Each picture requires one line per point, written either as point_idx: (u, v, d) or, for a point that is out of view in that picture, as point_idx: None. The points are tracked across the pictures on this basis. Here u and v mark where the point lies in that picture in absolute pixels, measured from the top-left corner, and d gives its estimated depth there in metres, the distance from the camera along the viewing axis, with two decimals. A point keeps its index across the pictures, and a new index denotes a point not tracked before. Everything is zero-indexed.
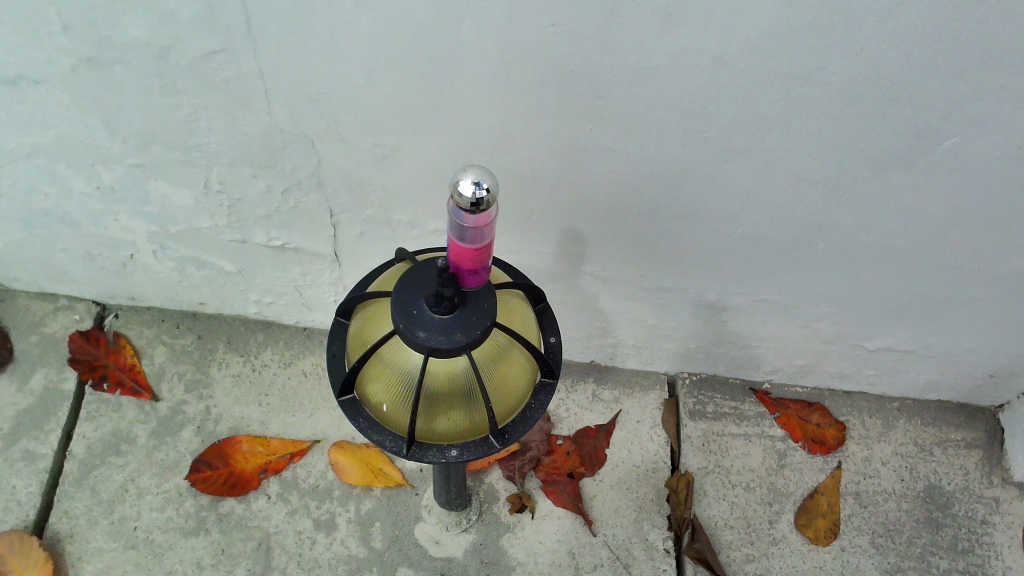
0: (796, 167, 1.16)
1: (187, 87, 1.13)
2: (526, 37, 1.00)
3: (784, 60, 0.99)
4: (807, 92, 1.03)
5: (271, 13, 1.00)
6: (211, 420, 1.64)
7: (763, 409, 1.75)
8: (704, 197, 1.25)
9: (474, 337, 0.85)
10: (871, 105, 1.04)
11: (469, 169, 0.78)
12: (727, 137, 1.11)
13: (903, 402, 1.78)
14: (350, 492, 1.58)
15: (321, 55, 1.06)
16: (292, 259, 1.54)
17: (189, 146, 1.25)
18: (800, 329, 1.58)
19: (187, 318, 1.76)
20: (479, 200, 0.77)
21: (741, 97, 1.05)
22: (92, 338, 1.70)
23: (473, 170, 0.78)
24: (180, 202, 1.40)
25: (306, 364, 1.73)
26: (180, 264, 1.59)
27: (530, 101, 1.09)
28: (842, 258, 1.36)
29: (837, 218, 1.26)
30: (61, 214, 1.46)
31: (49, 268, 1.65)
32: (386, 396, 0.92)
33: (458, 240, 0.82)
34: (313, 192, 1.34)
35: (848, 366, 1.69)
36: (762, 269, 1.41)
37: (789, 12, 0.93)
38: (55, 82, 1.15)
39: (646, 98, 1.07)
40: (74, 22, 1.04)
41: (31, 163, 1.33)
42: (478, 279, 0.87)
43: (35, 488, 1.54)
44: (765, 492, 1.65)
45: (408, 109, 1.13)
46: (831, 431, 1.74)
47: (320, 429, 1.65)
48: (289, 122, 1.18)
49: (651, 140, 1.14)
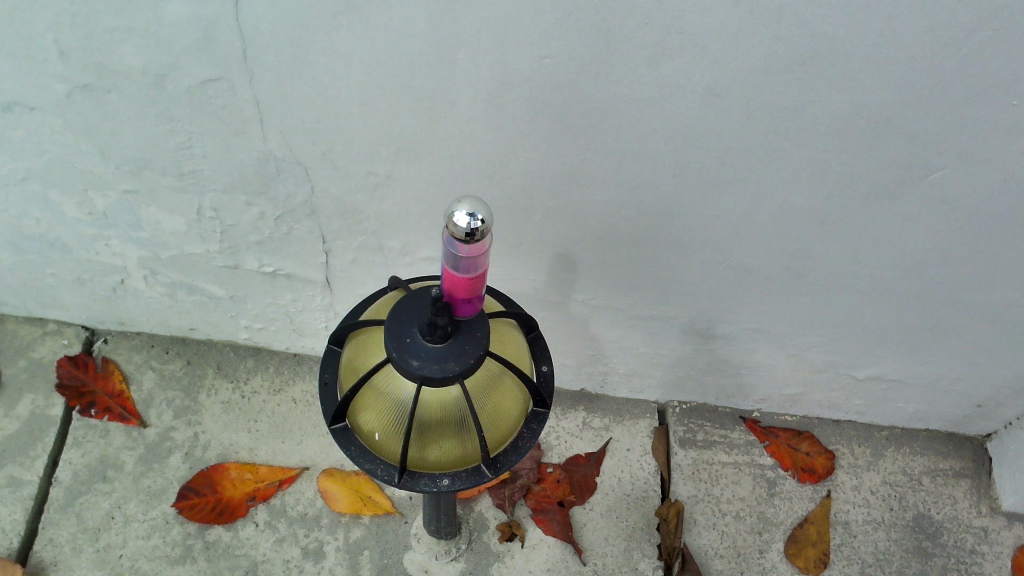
0: (785, 197, 1.18)
1: (183, 113, 1.14)
2: (520, 69, 1.02)
3: (774, 92, 1.01)
4: (797, 123, 1.05)
5: (269, 41, 1.01)
6: (199, 446, 1.62)
7: (753, 437, 1.75)
8: (693, 225, 1.26)
9: (467, 365, 0.85)
10: (859, 137, 1.06)
11: (464, 200, 0.78)
12: (717, 167, 1.13)
13: (892, 431, 1.78)
14: (338, 519, 1.56)
15: (317, 83, 1.07)
16: (284, 286, 1.54)
17: (183, 172, 1.25)
18: (790, 358, 1.59)
19: (176, 344, 1.75)
20: (473, 231, 0.77)
21: (730, 128, 1.06)
22: (80, 363, 1.68)
23: (468, 201, 0.78)
24: (172, 227, 1.39)
25: (295, 391, 1.72)
26: (170, 289, 1.58)
27: (525, 130, 1.11)
28: (832, 286, 1.37)
29: (825, 247, 1.27)
30: (53, 238, 1.45)
31: (39, 293, 1.64)
32: (378, 426, 0.92)
33: (452, 268, 0.82)
34: (306, 219, 1.34)
35: (837, 396, 1.70)
36: (753, 297, 1.42)
37: (776, 46, 0.95)
38: (51, 108, 1.15)
39: (637, 129, 1.08)
40: (71, 48, 1.05)
41: (24, 188, 1.33)
42: (472, 308, 0.88)
43: (19, 515, 1.51)
44: (756, 521, 1.64)
45: (404, 138, 1.14)
46: (820, 460, 1.73)
47: (309, 456, 1.63)
48: (284, 149, 1.19)
49: (642, 169, 1.16)
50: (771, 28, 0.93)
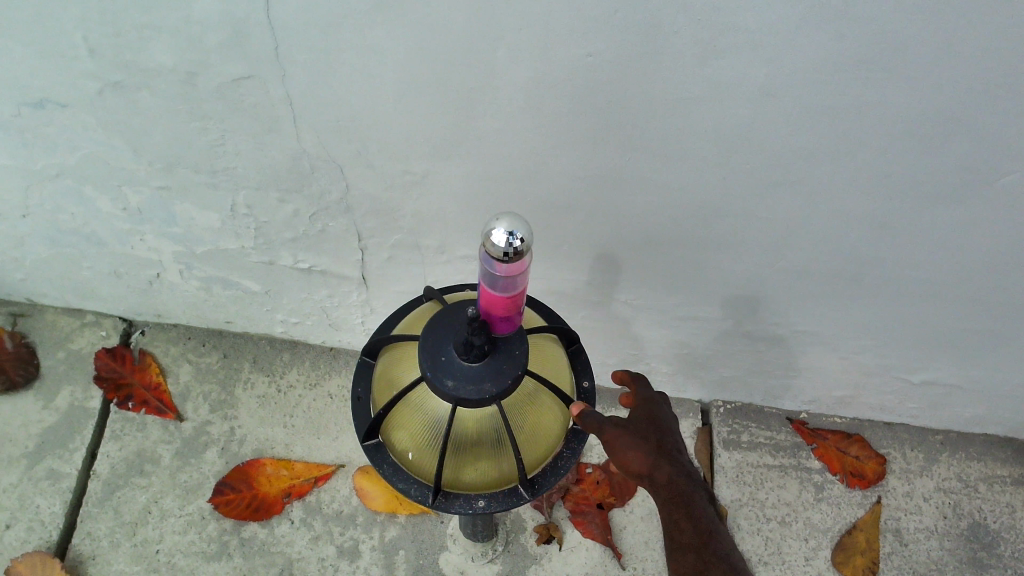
0: (842, 200, 1.11)
1: (215, 111, 1.11)
2: (563, 68, 0.96)
3: (834, 93, 0.94)
4: (858, 125, 0.98)
5: (301, 40, 0.97)
6: (235, 441, 1.61)
7: (800, 439, 1.69)
8: (742, 228, 1.20)
9: (505, 387, 0.80)
10: (926, 140, 0.99)
11: (503, 216, 0.74)
12: (770, 169, 1.07)
13: (947, 435, 1.71)
14: (374, 518, 1.54)
15: (351, 82, 1.03)
16: (320, 282, 1.51)
17: (216, 169, 1.23)
18: (841, 361, 1.53)
19: (213, 336, 1.74)
20: (513, 248, 0.73)
21: (786, 129, 1.00)
22: (118, 356, 1.67)
23: (507, 217, 0.74)
24: (207, 223, 1.37)
25: (332, 386, 1.70)
26: (206, 283, 1.57)
27: (567, 130, 1.06)
28: (889, 290, 1.30)
29: (883, 251, 1.20)
30: (88, 232, 1.44)
31: (77, 285, 1.63)
32: (412, 445, 0.88)
33: (489, 287, 0.78)
34: (341, 217, 1.31)
35: (890, 399, 1.63)
36: (804, 299, 1.36)
37: (839, 45, 0.88)
38: (82, 106, 1.13)
39: (686, 129, 1.03)
40: (100, 47, 1.02)
41: (58, 183, 1.31)
42: (510, 326, 0.84)
43: (58, 508, 1.51)
44: (801, 527, 1.59)
45: (442, 137, 1.10)
46: (871, 465, 1.67)
47: (345, 453, 1.61)
48: (318, 147, 1.15)
49: (690, 170, 1.10)
50: (833, 26, 0.86)
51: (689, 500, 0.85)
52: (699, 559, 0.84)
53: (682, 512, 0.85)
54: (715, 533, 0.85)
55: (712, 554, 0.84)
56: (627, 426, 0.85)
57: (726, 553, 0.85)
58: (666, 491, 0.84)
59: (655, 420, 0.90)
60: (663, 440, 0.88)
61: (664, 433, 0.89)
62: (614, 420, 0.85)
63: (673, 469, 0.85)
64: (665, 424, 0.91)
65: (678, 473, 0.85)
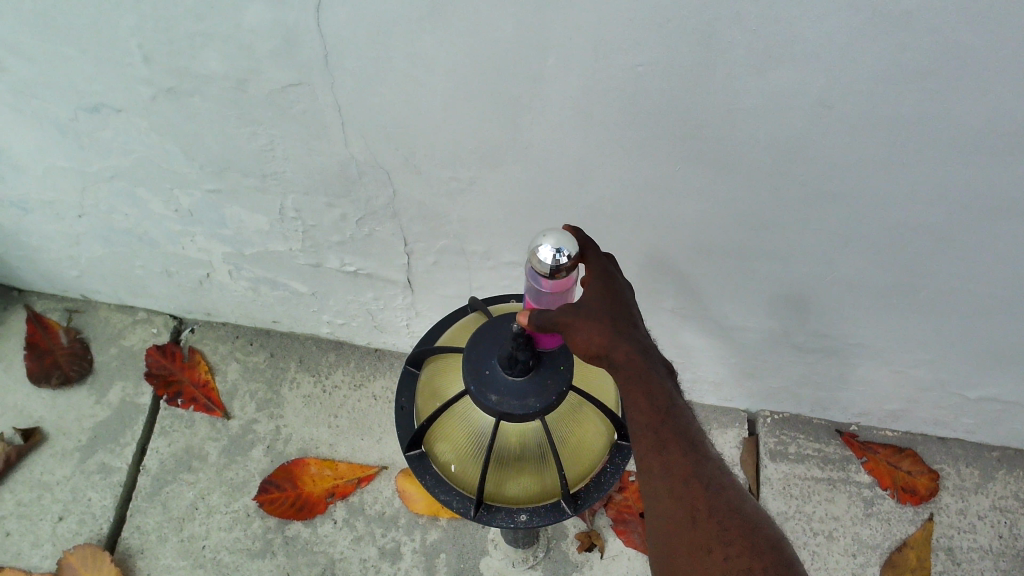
0: (899, 213, 1.08)
1: (265, 117, 1.11)
2: (614, 76, 0.95)
3: (894, 104, 0.91)
4: (919, 137, 0.95)
5: (350, 47, 0.97)
6: (280, 440, 1.63)
7: (849, 452, 1.65)
8: (794, 239, 1.18)
9: (549, 402, 0.79)
10: (991, 154, 0.95)
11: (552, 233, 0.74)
12: (824, 180, 1.04)
13: (1004, 452, 1.66)
14: (415, 520, 1.55)
15: (400, 89, 1.02)
16: (366, 285, 1.52)
17: (265, 173, 1.24)
18: (894, 374, 1.49)
19: (260, 335, 1.76)
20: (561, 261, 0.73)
21: (843, 140, 0.97)
22: (168, 353, 1.71)
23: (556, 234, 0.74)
24: (255, 226, 1.39)
25: (376, 387, 1.71)
26: (254, 284, 1.58)
27: (616, 138, 1.04)
28: (947, 304, 1.26)
29: (942, 264, 1.17)
30: (141, 233, 1.46)
31: (130, 283, 1.67)
32: (454, 457, 0.88)
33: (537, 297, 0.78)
34: (388, 222, 1.31)
35: (945, 414, 1.59)
36: (857, 311, 1.33)
37: (902, 56, 0.85)
38: (136, 111, 1.14)
39: (737, 139, 1.01)
40: (154, 54, 1.03)
41: (113, 185, 1.34)
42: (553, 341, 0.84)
43: (109, 501, 1.54)
44: (849, 542, 1.56)
45: (490, 145, 1.09)
46: (922, 481, 1.62)
47: (388, 455, 1.62)
48: (366, 153, 1.15)
49: (741, 180, 1.08)
50: (895, 37, 0.83)
51: (648, 379, 0.81)
52: (656, 438, 0.82)
53: (640, 392, 0.81)
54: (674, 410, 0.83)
55: (670, 431, 0.82)
56: (585, 309, 0.81)
57: (683, 428, 0.84)
58: (624, 371, 0.81)
59: (616, 297, 0.86)
60: (624, 322, 0.84)
61: (624, 313, 0.85)
62: (570, 303, 0.80)
63: (629, 346, 0.81)
64: (626, 302, 0.86)
65: (636, 351, 0.82)
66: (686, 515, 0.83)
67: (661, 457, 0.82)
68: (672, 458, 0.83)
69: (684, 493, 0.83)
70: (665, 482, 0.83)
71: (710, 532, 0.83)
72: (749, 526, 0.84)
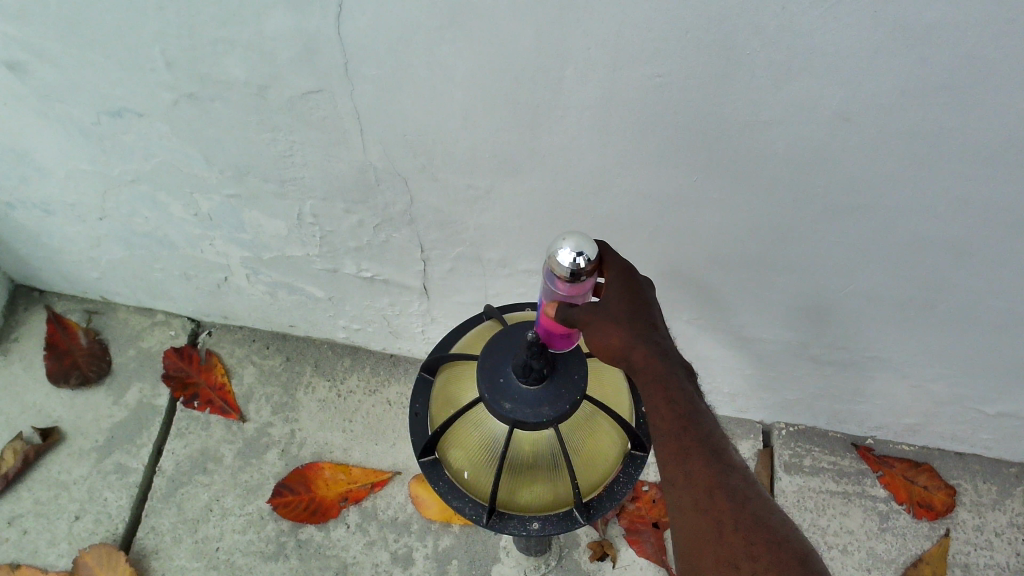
0: (917, 227, 1.08)
1: (285, 123, 1.12)
2: (633, 87, 0.95)
3: (913, 118, 0.91)
4: (938, 151, 0.95)
5: (370, 56, 0.98)
6: (295, 444, 1.64)
7: (865, 466, 1.64)
8: (810, 251, 1.17)
9: (562, 411, 0.79)
10: (1012, 169, 0.95)
11: (570, 237, 0.74)
12: (842, 193, 1.04)
13: (1022, 469, 1.65)
14: (428, 526, 1.55)
15: (419, 98, 1.03)
16: (382, 291, 1.53)
17: (284, 179, 1.25)
18: (911, 388, 1.48)
19: (277, 339, 1.78)
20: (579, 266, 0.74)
21: (861, 153, 0.97)
22: (185, 355, 1.72)
23: (574, 238, 0.74)
24: (274, 231, 1.40)
25: (391, 392, 1.72)
26: (272, 288, 1.60)
27: (633, 148, 1.05)
28: (966, 318, 1.25)
29: (961, 278, 1.16)
30: (161, 236, 1.48)
31: (149, 286, 1.68)
32: (467, 462, 0.88)
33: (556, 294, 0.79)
34: (404, 229, 1.32)
35: (962, 429, 1.58)
36: (873, 325, 1.32)
37: (922, 70, 0.85)
38: (158, 116, 1.16)
39: (755, 150, 1.01)
40: (176, 60, 1.04)
41: (134, 189, 1.35)
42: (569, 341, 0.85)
43: (125, 501, 1.55)
44: (864, 557, 1.54)
45: (508, 154, 1.10)
46: (939, 496, 1.61)
47: (402, 461, 1.63)
48: (384, 161, 1.16)
49: (759, 192, 1.08)
50: (915, 51, 0.83)
51: (667, 381, 0.81)
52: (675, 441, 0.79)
53: (659, 393, 0.80)
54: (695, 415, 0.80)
55: (691, 437, 0.79)
56: (603, 309, 0.82)
57: (708, 435, 0.80)
58: (642, 370, 0.81)
59: (640, 304, 0.87)
60: (644, 325, 0.85)
61: (647, 319, 0.86)
62: (587, 302, 0.82)
63: (647, 349, 0.82)
64: (651, 311, 0.88)
65: (655, 353, 0.82)
66: (711, 531, 0.78)
67: (680, 462, 0.79)
68: (693, 465, 0.79)
69: (707, 503, 0.79)
70: (686, 492, 0.79)
71: (734, 547, 0.77)
72: (781, 544, 0.77)
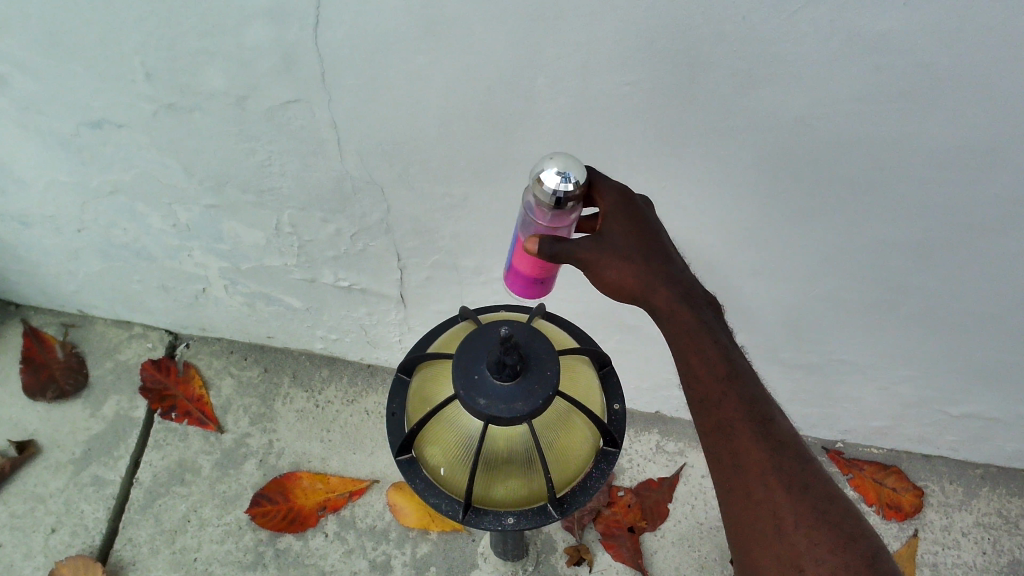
0: (877, 231, 1.12)
1: (264, 133, 1.15)
2: (603, 95, 0.98)
3: (870, 124, 0.95)
4: (894, 156, 0.99)
5: (347, 66, 1.00)
6: (273, 454, 1.65)
7: (835, 469, 1.68)
8: (776, 256, 1.21)
9: (536, 406, 0.81)
10: (965, 172, 0.99)
11: (556, 158, 0.83)
12: (804, 198, 1.08)
13: (987, 470, 1.69)
14: (406, 534, 1.56)
15: (395, 107, 1.06)
16: (360, 300, 1.55)
17: (263, 189, 1.27)
18: (878, 391, 1.52)
19: (255, 351, 1.79)
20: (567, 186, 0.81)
21: (821, 158, 1.01)
22: (163, 367, 1.73)
23: (560, 159, 0.83)
24: (252, 241, 1.41)
25: (369, 402, 1.74)
26: (250, 299, 1.61)
27: (604, 155, 1.08)
28: (928, 321, 1.29)
29: (921, 280, 1.20)
30: (139, 247, 1.49)
31: (127, 298, 1.69)
32: (444, 460, 0.90)
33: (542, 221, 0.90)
34: (382, 237, 1.34)
35: (929, 431, 1.62)
36: (839, 328, 1.36)
37: (877, 77, 0.89)
38: (137, 126, 1.17)
39: (721, 156, 1.04)
40: (157, 71, 1.06)
41: (113, 200, 1.37)
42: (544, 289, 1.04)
43: (102, 513, 1.55)
44: None
45: (483, 162, 1.13)
46: (907, 497, 1.64)
47: (380, 469, 1.64)
48: (361, 170, 1.19)
49: (725, 198, 1.11)
50: (870, 59, 0.87)
51: (701, 340, 0.82)
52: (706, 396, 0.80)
53: (689, 345, 0.82)
54: (737, 379, 0.80)
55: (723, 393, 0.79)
56: (609, 242, 0.87)
57: (741, 390, 0.80)
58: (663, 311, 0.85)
59: (653, 237, 0.90)
60: (659, 259, 0.88)
61: (665, 258, 0.89)
62: (589, 238, 0.88)
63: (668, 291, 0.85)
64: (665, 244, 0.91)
65: (676, 297, 0.85)
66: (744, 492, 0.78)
67: (723, 436, 0.79)
68: (729, 420, 0.79)
69: (757, 482, 0.78)
70: (721, 449, 0.79)
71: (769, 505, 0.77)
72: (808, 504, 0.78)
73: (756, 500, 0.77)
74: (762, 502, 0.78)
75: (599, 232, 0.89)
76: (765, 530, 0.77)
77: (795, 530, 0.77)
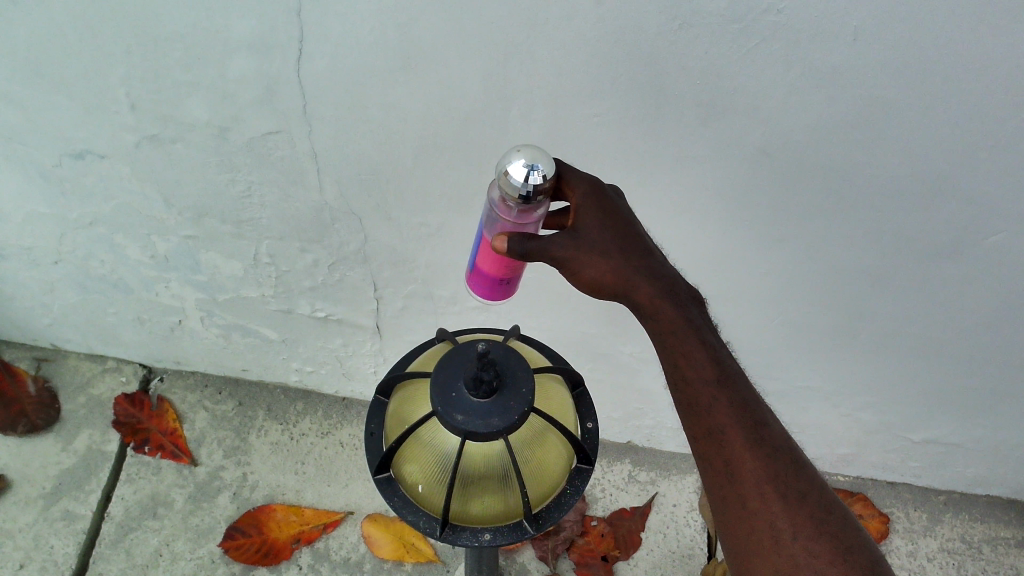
0: (836, 258, 1.17)
1: (244, 164, 1.18)
2: (574, 126, 1.03)
3: (826, 153, 1.00)
4: (849, 184, 1.04)
5: (327, 97, 1.04)
6: (247, 486, 1.64)
7: None
8: (741, 283, 1.26)
9: (512, 421, 0.84)
10: (915, 200, 1.05)
11: (522, 149, 0.84)
12: (767, 226, 1.13)
13: (949, 496, 1.73)
14: (381, 565, 1.56)
15: (373, 138, 1.10)
16: (336, 331, 1.57)
17: (242, 220, 1.29)
18: (843, 418, 1.56)
19: (229, 384, 1.80)
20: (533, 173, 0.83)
21: (782, 188, 1.06)
22: (136, 402, 1.73)
23: (525, 150, 0.84)
24: (229, 272, 1.43)
25: (343, 434, 1.74)
26: (225, 331, 1.62)
27: None
28: (887, 347, 1.34)
29: (879, 306, 1.25)
30: (116, 279, 1.50)
31: (101, 332, 1.69)
32: (421, 477, 0.92)
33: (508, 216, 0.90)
34: (359, 267, 1.37)
35: (892, 458, 1.66)
36: (803, 355, 1.40)
37: (830, 108, 0.94)
38: (119, 157, 1.20)
39: (686, 186, 1.09)
40: (141, 102, 1.09)
41: (91, 231, 1.38)
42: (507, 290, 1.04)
43: (72, 549, 1.53)
44: None
45: (458, 192, 1.16)
46: (874, 523, 1.67)
47: (354, 501, 1.65)
48: (339, 200, 1.22)
49: (691, 226, 1.16)
50: (824, 90, 0.92)
51: (690, 344, 0.84)
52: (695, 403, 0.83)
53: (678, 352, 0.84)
54: (727, 383, 0.83)
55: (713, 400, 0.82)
56: (585, 240, 0.89)
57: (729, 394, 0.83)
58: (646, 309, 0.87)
59: (630, 229, 0.92)
60: (640, 254, 0.90)
61: (645, 252, 0.91)
62: (565, 237, 0.88)
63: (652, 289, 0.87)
64: (646, 240, 0.92)
65: (660, 294, 0.87)
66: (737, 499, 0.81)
67: (715, 443, 0.81)
68: (719, 427, 0.82)
69: (750, 488, 0.81)
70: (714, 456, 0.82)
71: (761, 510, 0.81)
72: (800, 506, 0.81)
73: (751, 510, 0.81)
74: (756, 510, 0.81)
75: (574, 230, 0.90)
76: (761, 538, 0.81)
77: (790, 537, 0.80)
